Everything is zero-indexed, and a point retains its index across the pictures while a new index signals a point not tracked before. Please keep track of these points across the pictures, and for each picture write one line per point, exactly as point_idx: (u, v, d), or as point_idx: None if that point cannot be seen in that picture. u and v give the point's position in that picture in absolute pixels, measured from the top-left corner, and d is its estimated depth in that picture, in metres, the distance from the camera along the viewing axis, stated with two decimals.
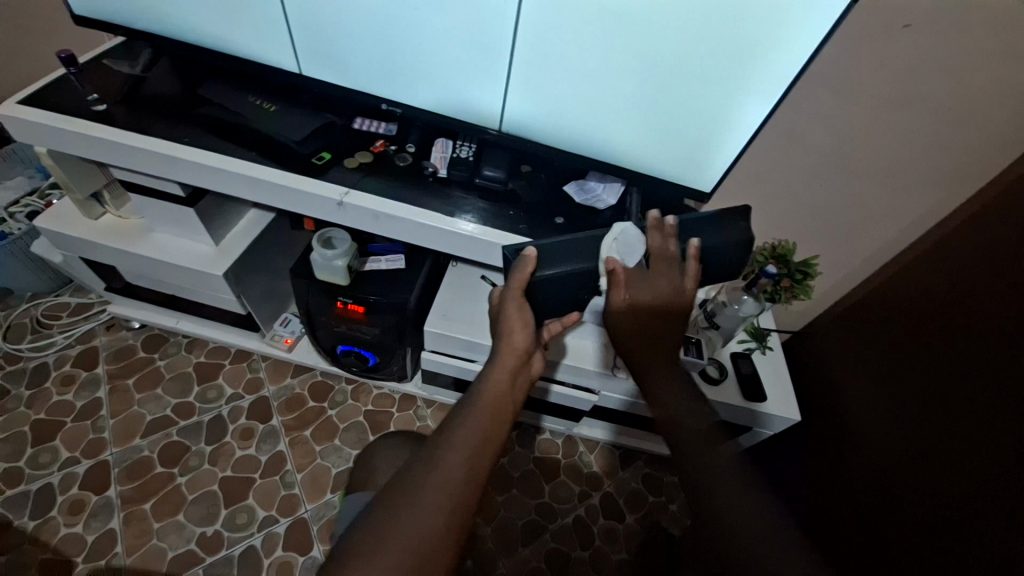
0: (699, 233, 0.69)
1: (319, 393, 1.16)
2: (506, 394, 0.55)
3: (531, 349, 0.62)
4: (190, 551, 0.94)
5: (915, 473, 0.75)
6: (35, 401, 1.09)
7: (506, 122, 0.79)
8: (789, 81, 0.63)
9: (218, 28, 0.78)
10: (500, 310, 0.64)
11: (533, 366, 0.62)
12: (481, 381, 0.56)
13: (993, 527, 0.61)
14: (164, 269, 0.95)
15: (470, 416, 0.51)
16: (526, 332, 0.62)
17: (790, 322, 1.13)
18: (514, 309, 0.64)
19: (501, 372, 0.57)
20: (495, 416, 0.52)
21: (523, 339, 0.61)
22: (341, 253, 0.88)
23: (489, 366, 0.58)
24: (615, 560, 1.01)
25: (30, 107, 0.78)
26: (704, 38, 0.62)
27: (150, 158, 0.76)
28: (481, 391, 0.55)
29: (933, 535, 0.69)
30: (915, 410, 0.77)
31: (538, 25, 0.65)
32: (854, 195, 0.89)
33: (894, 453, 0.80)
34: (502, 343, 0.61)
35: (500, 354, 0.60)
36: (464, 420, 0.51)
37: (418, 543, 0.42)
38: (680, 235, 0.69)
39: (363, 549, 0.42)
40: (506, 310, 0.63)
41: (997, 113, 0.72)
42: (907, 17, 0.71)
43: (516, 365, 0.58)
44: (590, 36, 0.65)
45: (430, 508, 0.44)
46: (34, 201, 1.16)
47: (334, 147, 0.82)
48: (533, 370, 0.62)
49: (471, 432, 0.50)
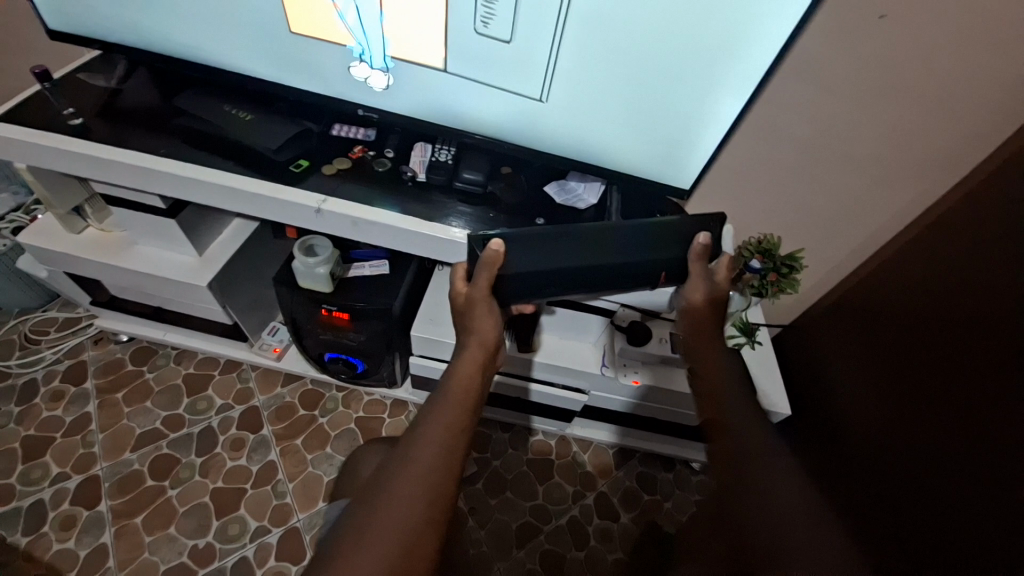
0: (672, 248, 0.69)
1: (309, 401, 1.15)
2: (473, 386, 0.54)
3: (499, 344, 0.61)
4: (183, 563, 0.94)
5: (890, 465, 0.78)
6: (24, 418, 1.08)
7: (482, 123, 0.79)
8: (763, 75, 0.63)
9: (193, 37, 0.78)
10: (466, 307, 0.61)
11: (497, 359, 0.61)
12: (446, 373, 0.55)
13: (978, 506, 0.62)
14: (148, 281, 0.94)
15: (433, 410, 0.51)
16: (496, 326, 0.61)
17: (780, 315, 1.14)
18: (480, 305, 0.61)
19: (469, 362, 0.56)
20: (462, 405, 0.52)
21: (492, 331, 0.60)
22: (323, 260, 0.88)
23: (457, 357, 0.57)
24: (610, 559, 1.01)
25: (7, 122, 0.78)
26: (673, 32, 0.61)
27: (123, 170, 0.76)
28: (447, 385, 0.54)
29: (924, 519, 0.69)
30: (896, 408, 0.79)
31: (502, 15, 0.64)
32: (837, 187, 0.90)
33: (873, 447, 0.83)
34: (467, 337, 0.60)
35: (466, 347, 0.59)
36: (431, 413, 0.51)
37: (393, 541, 0.43)
38: (655, 240, 0.69)
39: (339, 552, 0.41)
40: (474, 307, 0.60)
41: (973, 103, 0.73)
42: (881, 8, 0.70)
43: (484, 357, 0.58)
44: (554, 29, 0.64)
45: (398, 503, 0.44)
46: (19, 218, 1.17)
47: (313, 154, 0.83)
48: (497, 362, 0.61)
49: (437, 426, 0.49)
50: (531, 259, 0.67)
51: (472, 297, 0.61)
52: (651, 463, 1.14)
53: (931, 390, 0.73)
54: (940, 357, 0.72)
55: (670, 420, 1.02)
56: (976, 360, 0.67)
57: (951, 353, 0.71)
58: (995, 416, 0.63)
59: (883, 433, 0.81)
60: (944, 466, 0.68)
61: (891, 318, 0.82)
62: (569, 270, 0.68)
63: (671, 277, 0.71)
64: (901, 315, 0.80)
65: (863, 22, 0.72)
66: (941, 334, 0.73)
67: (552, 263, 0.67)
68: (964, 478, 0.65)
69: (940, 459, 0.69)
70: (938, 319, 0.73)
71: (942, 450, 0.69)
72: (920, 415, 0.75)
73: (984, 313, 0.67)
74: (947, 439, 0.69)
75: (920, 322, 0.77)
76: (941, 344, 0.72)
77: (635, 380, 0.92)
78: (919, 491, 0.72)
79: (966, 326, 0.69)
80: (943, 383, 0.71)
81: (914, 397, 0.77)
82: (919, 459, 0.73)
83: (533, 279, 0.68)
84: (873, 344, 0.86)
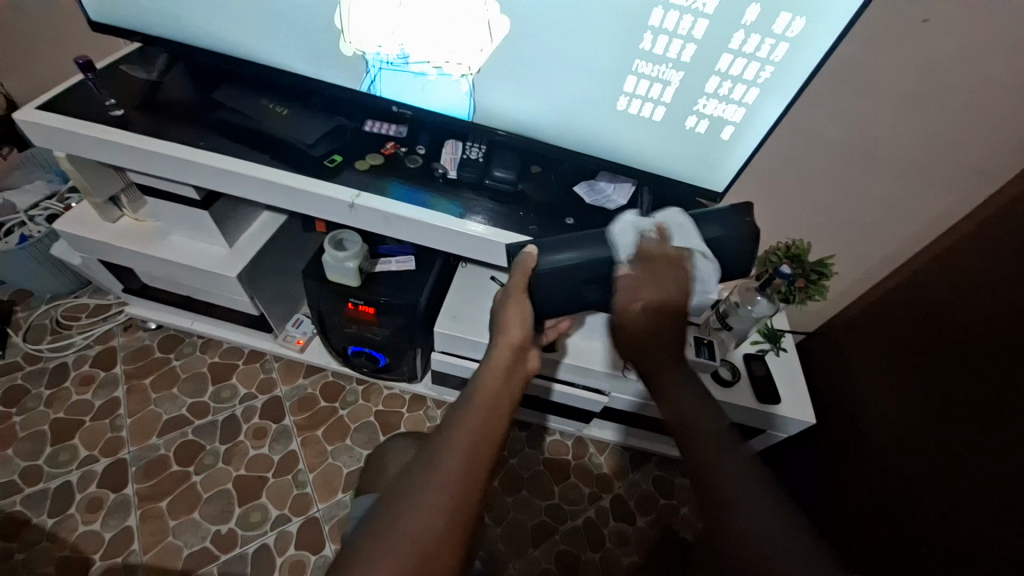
0: (700, 230, 0.67)
1: (330, 393, 1.17)
2: (502, 390, 0.54)
3: (528, 343, 0.61)
4: (205, 549, 0.95)
5: (914, 485, 0.76)
6: (54, 401, 1.11)
7: (514, 122, 0.79)
8: (804, 80, 0.62)
9: (231, 29, 0.78)
10: (499, 305, 0.65)
11: (528, 363, 0.60)
12: (475, 375, 0.55)
13: (1002, 526, 0.60)
14: (179, 270, 0.96)
15: (463, 414, 0.50)
16: (523, 325, 0.62)
17: (804, 322, 1.13)
18: (513, 302, 0.64)
19: (496, 365, 0.57)
20: (490, 411, 0.51)
21: (519, 333, 0.61)
22: (352, 254, 0.88)
23: (486, 358, 0.58)
24: (626, 562, 1.00)
25: (50, 112, 0.80)
26: (714, 33, 0.61)
27: (162, 162, 0.77)
28: (476, 387, 0.53)
29: (943, 538, 0.68)
30: (920, 422, 0.77)
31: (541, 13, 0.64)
32: (870, 193, 0.88)
33: (898, 460, 0.80)
34: (497, 338, 0.61)
35: (496, 347, 0.60)
36: (461, 415, 0.50)
37: (416, 545, 0.41)
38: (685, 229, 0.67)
39: (362, 551, 0.40)
40: (505, 303, 0.64)
41: (1018, 110, 0.71)
42: (925, 12, 0.69)
43: (511, 358, 0.58)
44: (592, 29, 0.64)
45: (423, 508, 0.43)
46: (53, 205, 1.20)
47: (346, 149, 0.83)
48: (529, 366, 0.60)
49: (465, 431, 0.48)
50: (559, 249, 0.68)
51: (511, 290, 0.65)
52: (669, 467, 1.13)
53: (956, 404, 0.72)
54: (966, 371, 0.71)
55: None
56: (998, 377, 0.66)
57: (980, 367, 0.69)
58: (1013, 429, 0.62)
59: (907, 449, 0.79)
60: (965, 487, 0.67)
61: (917, 328, 0.81)
62: (598, 261, 0.67)
63: (715, 270, 0.69)
64: (928, 324, 0.79)
65: (905, 26, 0.71)
66: (967, 346, 0.71)
67: (583, 257, 0.67)
68: (987, 500, 0.63)
69: (966, 478, 0.67)
70: (967, 330, 0.72)
71: (964, 468, 0.68)
72: (942, 428, 0.73)
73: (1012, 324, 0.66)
74: (972, 454, 0.67)
75: (946, 331, 0.75)
76: (967, 356, 0.71)
77: None
78: (941, 511, 0.70)
79: (995, 340, 0.67)
80: (966, 397, 0.70)
81: (942, 408, 0.74)
82: (941, 477, 0.71)
83: (569, 278, 0.68)
84: (900, 353, 0.84)
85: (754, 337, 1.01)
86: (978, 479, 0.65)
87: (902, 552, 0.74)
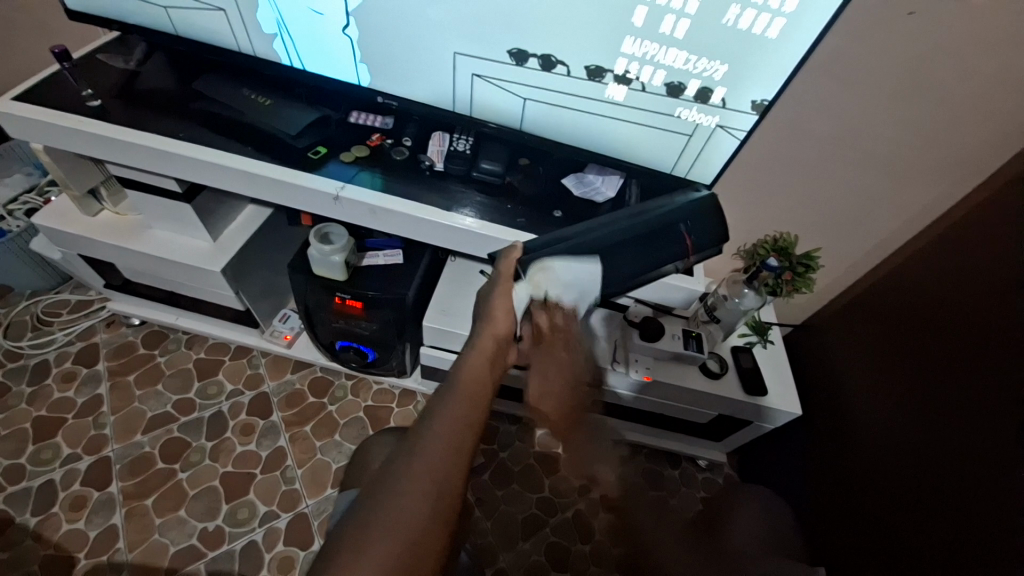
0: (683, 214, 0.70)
1: (318, 388, 1.16)
2: (484, 379, 0.53)
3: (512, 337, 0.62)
4: (192, 546, 0.95)
5: (901, 478, 0.76)
6: (36, 398, 1.09)
7: (501, 113, 0.78)
8: (788, 74, 0.62)
9: (211, 18, 0.77)
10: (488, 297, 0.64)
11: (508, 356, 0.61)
12: (456, 363, 0.54)
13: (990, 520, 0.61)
14: (162, 265, 0.94)
15: (446, 398, 0.49)
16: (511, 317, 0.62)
17: (793, 315, 1.14)
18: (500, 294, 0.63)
19: (479, 353, 0.56)
20: (472, 399, 0.50)
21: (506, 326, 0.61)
22: (339, 248, 0.87)
23: (471, 345, 0.58)
24: (615, 554, 1.01)
25: (24, 102, 0.78)
26: (707, 8, 0.59)
27: (142, 153, 0.76)
28: (456, 373, 0.53)
29: (928, 532, 0.69)
30: (903, 411, 0.78)
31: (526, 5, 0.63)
32: (855, 186, 0.89)
33: (883, 452, 0.81)
34: (483, 326, 0.60)
35: (479, 334, 0.59)
36: (442, 401, 0.49)
37: (401, 539, 0.40)
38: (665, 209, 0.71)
39: (345, 546, 0.39)
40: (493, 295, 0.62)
41: (1000, 104, 0.72)
42: (910, 4, 0.69)
43: (494, 348, 0.58)
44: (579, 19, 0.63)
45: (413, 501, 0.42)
46: (33, 199, 1.17)
47: (332, 141, 0.82)
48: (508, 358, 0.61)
49: (448, 417, 0.48)
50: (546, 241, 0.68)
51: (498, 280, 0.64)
52: (658, 459, 1.14)
53: (943, 397, 0.72)
54: (953, 366, 0.71)
55: (682, 418, 1.01)
56: (987, 375, 0.66)
57: (966, 361, 0.69)
58: (994, 418, 0.64)
59: (892, 442, 0.80)
60: (951, 480, 0.68)
61: (903, 319, 0.82)
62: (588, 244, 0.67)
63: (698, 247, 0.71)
64: (915, 315, 0.79)
65: (890, 18, 0.71)
66: (952, 339, 0.72)
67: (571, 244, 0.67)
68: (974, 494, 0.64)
69: (942, 463, 0.70)
70: (955, 322, 0.72)
71: (949, 462, 0.69)
72: (928, 419, 0.74)
73: (994, 315, 0.67)
74: (956, 448, 0.68)
75: (934, 322, 0.75)
76: (955, 352, 0.71)
77: (646, 375, 0.90)
78: (925, 503, 0.71)
79: (978, 331, 0.68)
80: (952, 389, 0.71)
81: (929, 399, 0.74)
82: (926, 470, 0.72)
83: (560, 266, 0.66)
84: (887, 345, 0.84)
85: (742, 329, 1.01)
86: (958, 467, 0.67)
87: (887, 539, 0.76)
